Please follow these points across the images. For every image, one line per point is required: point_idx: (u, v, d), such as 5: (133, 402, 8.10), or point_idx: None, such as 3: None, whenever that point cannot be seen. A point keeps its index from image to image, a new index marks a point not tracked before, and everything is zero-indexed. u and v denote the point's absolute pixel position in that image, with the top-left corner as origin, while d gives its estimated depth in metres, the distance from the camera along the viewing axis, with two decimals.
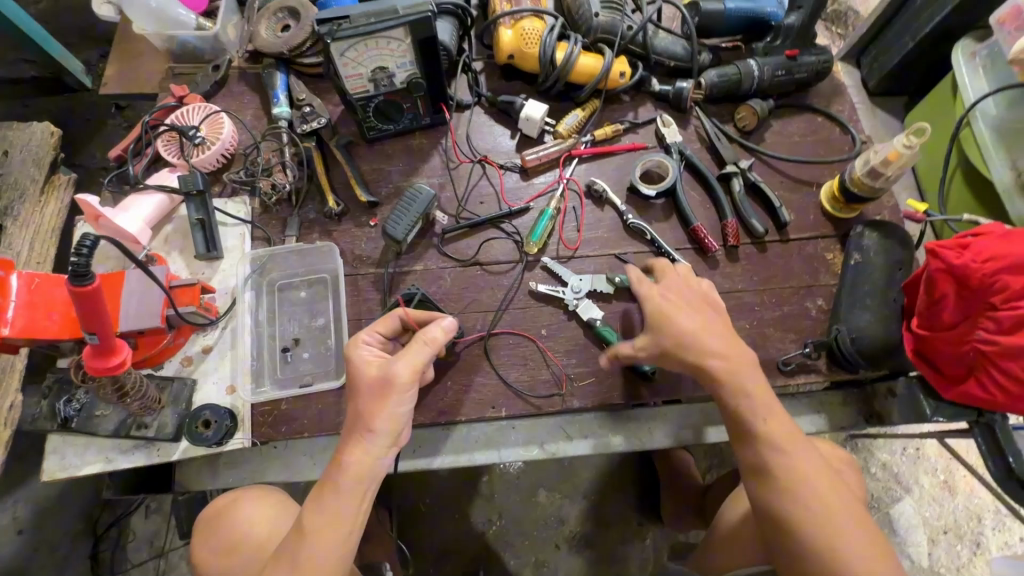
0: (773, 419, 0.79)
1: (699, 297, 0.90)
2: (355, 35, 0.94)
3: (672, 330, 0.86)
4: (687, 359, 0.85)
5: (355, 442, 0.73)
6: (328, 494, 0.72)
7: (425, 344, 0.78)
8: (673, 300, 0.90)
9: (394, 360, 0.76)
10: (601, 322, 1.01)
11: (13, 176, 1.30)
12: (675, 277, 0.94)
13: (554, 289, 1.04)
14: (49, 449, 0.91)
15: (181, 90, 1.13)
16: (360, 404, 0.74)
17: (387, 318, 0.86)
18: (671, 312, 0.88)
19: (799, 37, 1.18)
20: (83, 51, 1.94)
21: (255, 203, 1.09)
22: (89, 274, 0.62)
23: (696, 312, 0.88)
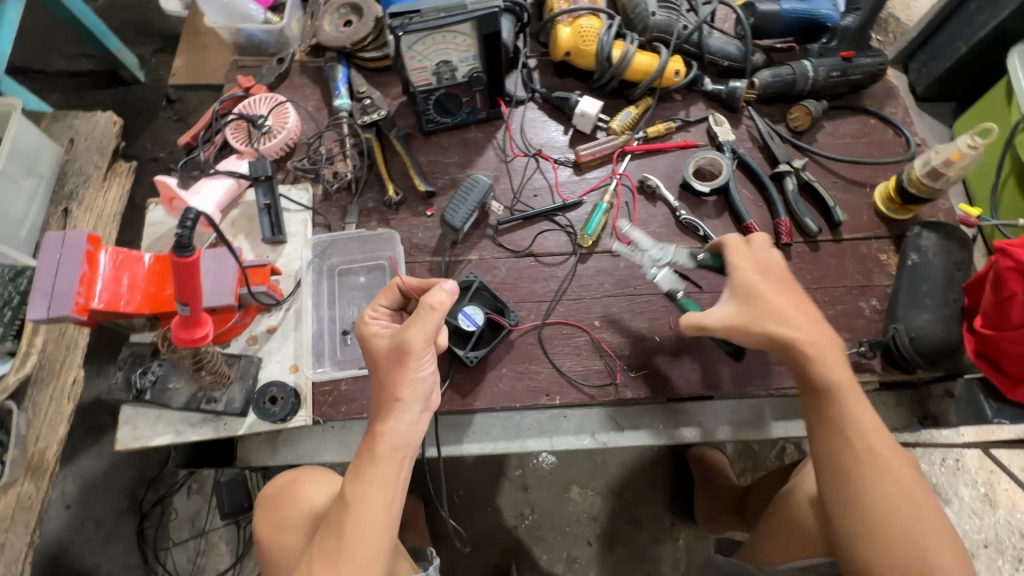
0: (845, 407, 0.79)
1: (779, 281, 0.86)
2: (424, 29, 0.97)
3: (758, 311, 0.83)
4: (776, 338, 0.81)
5: (384, 415, 0.72)
6: (365, 465, 0.71)
7: (430, 311, 0.73)
8: (759, 280, 0.86)
9: (401, 330, 0.74)
10: (683, 296, 0.99)
11: (78, 162, 1.35)
12: (760, 252, 0.90)
13: (627, 251, 1.08)
14: (122, 419, 0.94)
15: (248, 81, 1.18)
16: (383, 374, 0.74)
17: (388, 288, 0.83)
18: (760, 294, 0.84)
19: (857, 39, 1.18)
20: (139, 46, 2.01)
21: (317, 190, 1.12)
22: (190, 245, 0.66)
23: (778, 296, 0.85)
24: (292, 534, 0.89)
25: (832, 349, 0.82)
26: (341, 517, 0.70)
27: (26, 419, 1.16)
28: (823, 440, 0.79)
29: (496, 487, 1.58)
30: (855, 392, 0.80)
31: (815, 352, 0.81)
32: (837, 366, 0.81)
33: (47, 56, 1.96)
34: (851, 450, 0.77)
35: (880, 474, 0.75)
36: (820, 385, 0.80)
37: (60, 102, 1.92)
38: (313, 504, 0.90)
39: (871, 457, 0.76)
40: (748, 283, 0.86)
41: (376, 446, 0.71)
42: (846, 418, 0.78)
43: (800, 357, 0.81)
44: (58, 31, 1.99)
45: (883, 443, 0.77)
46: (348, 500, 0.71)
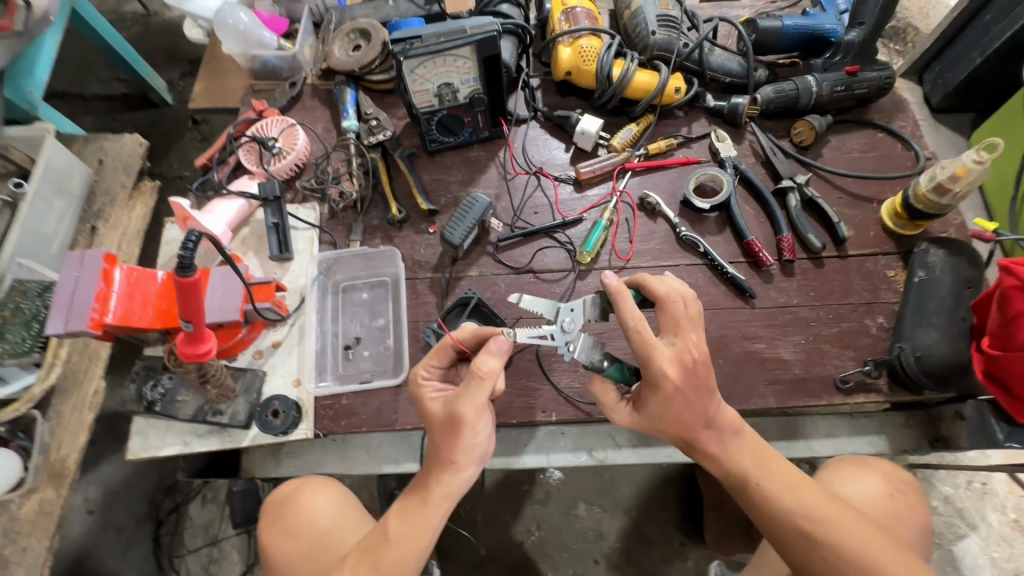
0: (765, 463, 0.78)
1: (690, 362, 0.72)
2: (425, 53, 1.00)
3: (666, 409, 0.74)
4: (689, 436, 0.76)
5: (438, 470, 0.77)
6: (414, 506, 0.78)
7: (482, 379, 0.73)
8: (673, 364, 0.72)
9: (453, 398, 0.75)
10: (610, 362, 0.77)
11: (106, 182, 1.41)
12: (670, 319, 0.74)
13: (536, 334, 0.78)
14: (134, 429, 0.98)
15: (261, 104, 1.23)
16: (437, 437, 0.77)
17: (441, 348, 0.81)
18: (672, 389, 0.71)
19: (861, 53, 1.17)
20: (168, 70, 2.11)
21: (324, 209, 1.16)
22: (192, 266, 0.69)
23: (689, 390, 0.72)
24: (300, 546, 0.90)
25: (741, 441, 0.78)
26: (381, 548, 0.78)
27: (49, 428, 1.21)
28: (787, 549, 0.74)
29: (502, 502, 1.58)
30: (789, 479, 0.76)
31: (722, 457, 0.78)
32: (754, 461, 0.78)
33: (85, 82, 2.08)
34: (808, 551, 0.72)
35: (847, 563, 0.70)
36: (748, 490, 0.77)
37: (94, 125, 2.03)
38: (323, 516, 0.91)
39: (832, 554, 0.71)
40: (660, 375, 0.71)
41: (428, 496, 0.78)
42: (793, 518, 0.73)
43: (717, 462, 0.78)
44: (95, 59, 2.10)
45: (846, 525, 0.72)
46: (391, 535, 0.78)
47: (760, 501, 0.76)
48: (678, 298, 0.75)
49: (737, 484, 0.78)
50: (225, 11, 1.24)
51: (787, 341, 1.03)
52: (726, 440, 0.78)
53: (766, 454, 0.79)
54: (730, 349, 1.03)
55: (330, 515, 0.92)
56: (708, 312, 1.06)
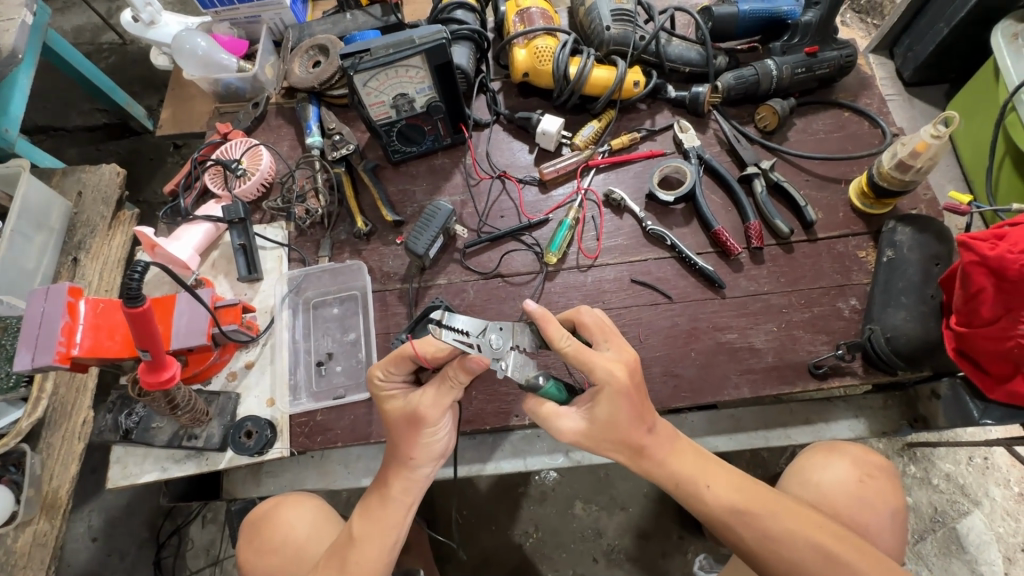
0: (708, 469, 0.76)
1: (631, 362, 0.73)
2: (375, 66, 1.00)
3: (614, 415, 0.72)
4: (635, 444, 0.74)
5: (397, 469, 0.78)
6: (373, 503, 0.79)
7: (452, 384, 0.74)
8: (616, 363, 0.72)
9: (415, 397, 0.76)
10: (546, 378, 0.73)
11: (85, 214, 1.41)
12: (596, 330, 0.77)
13: (462, 340, 0.68)
14: (113, 458, 0.99)
15: (225, 127, 1.24)
16: (395, 434, 0.78)
17: (400, 357, 0.75)
18: (622, 386, 0.70)
19: (819, 33, 1.15)
20: (148, 97, 2.13)
21: (291, 227, 1.17)
22: (140, 296, 0.70)
23: (635, 390, 0.72)
24: (280, 559, 0.91)
25: (683, 446, 0.77)
26: (348, 549, 0.78)
27: (41, 460, 1.21)
28: (747, 551, 0.72)
29: (498, 506, 1.55)
30: (736, 479, 0.75)
31: (665, 464, 0.75)
32: (697, 467, 0.76)
33: (66, 115, 2.10)
34: (766, 550, 0.71)
35: (801, 554, 0.70)
36: (700, 495, 0.75)
37: (78, 157, 2.05)
38: (301, 529, 0.93)
39: (791, 550, 0.70)
40: (608, 375, 0.70)
41: (386, 488, 0.79)
42: (748, 519, 0.72)
43: (666, 470, 0.75)
44: (74, 91, 2.13)
45: (797, 517, 0.73)
46: (355, 534, 0.78)
47: (714, 506, 0.74)
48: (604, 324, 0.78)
49: (689, 494, 0.75)
50: (184, 37, 1.26)
51: (759, 330, 1.02)
52: (670, 445, 0.76)
53: (708, 457, 0.78)
54: (701, 341, 1.02)
55: (306, 528, 0.93)
56: (679, 305, 1.05)
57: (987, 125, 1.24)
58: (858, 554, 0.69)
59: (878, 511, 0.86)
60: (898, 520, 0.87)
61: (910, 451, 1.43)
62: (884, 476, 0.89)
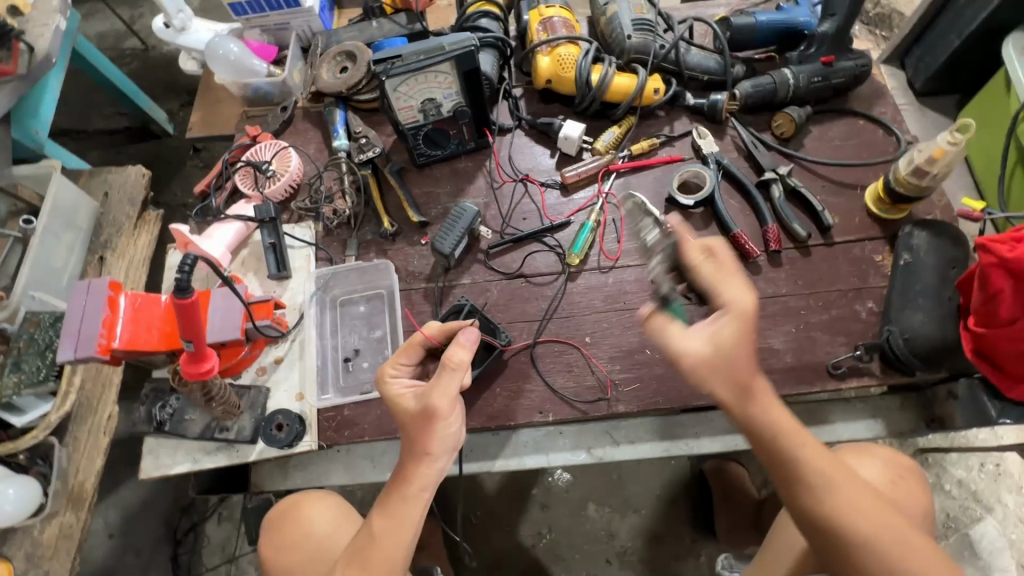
0: (806, 441, 0.68)
1: (733, 328, 0.66)
2: (406, 71, 1.03)
3: (710, 367, 0.66)
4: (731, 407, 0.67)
5: (415, 465, 0.77)
6: (397, 501, 0.77)
7: (453, 370, 0.76)
8: (727, 324, 0.66)
9: (423, 393, 0.78)
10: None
11: (112, 214, 1.45)
12: (712, 282, 0.69)
13: None
14: (145, 450, 1.01)
15: (255, 130, 1.27)
16: (410, 431, 0.78)
17: (410, 345, 0.86)
18: (711, 358, 0.66)
19: (835, 43, 1.18)
20: (169, 102, 2.18)
21: (319, 227, 1.20)
22: (189, 288, 0.73)
23: (735, 354, 0.66)
24: (299, 557, 0.93)
25: (785, 413, 0.69)
26: (369, 548, 0.76)
27: (67, 453, 1.24)
28: (816, 524, 0.68)
29: (512, 506, 1.57)
30: (824, 453, 0.69)
31: (762, 427, 0.67)
32: (797, 437, 0.68)
33: (89, 118, 2.15)
34: (842, 527, 0.66)
35: (879, 541, 0.66)
36: (790, 461, 0.67)
37: (100, 159, 2.09)
38: (319, 527, 0.95)
39: (866, 537, 0.66)
40: (698, 350, 0.67)
41: (407, 483, 0.77)
42: (834, 494, 0.67)
43: (758, 439, 0.68)
44: (98, 95, 2.18)
45: (883, 507, 0.67)
46: (377, 532, 0.77)
47: (800, 473, 0.67)
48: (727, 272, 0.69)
49: (775, 457, 0.68)
50: (216, 42, 1.30)
51: (778, 331, 1.04)
52: (774, 414, 0.68)
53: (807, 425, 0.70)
54: None
55: (326, 526, 0.95)
56: None
57: (998, 135, 1.26)
58: (932, 556, 0.66)
59: (900, 513, 0.87)
60: (917, 519, 0.87)
61: (922, 457, 1.44)
62: (904, 483, 0.91)
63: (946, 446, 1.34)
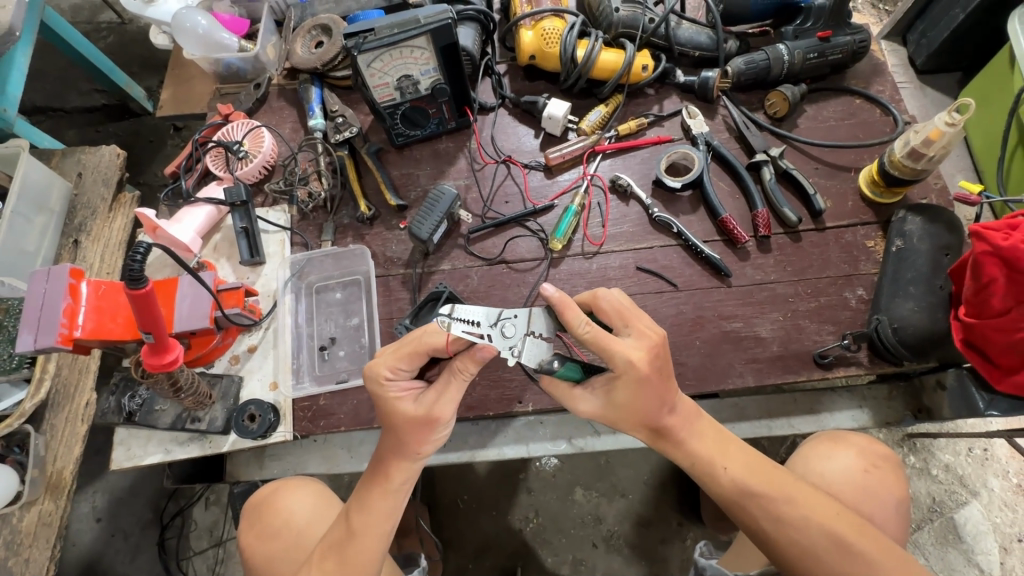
0: (723, 451, 0.77)
1: (652, 345, 0.72)
2: (380, 46, 0.98)
3: (634, 398, 0.72)
4: (653, 423, 0.75)
5: (399, 459, 0.76)
6: (374, 494, 0.77)
7: (460, 380, 0.72)
8: (636, 350, 0.71)
9: (428, 396, 0.73)
10: (561, 362, 0.73)
11: (86, 196, 1.40)
12: (615, 314, 0.74)
13: (471, 330, 0.70)
14: (117, 440, 0.99)
15: (227, 108, 1.22)
16: (398, 432, 0.74)
17: (414, 352, 0.73)
18: (640, 376, 0.70)
19: (832, 17, 1.13)
20: (146, 78, 2.10)
21: (294, 211, 1.15)
22: (142, 277, 0.69)
23: (654, 377, 0.71)
24: (279, 546, 0.91)
25: (704, 427, 0.78)
26: (347, 543, 0.75)
27: (45, 441, 1.20)
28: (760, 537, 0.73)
29: (499, 492, 1.56)
30: (749, 458, 0.76)
31: (684, 444, 0.77)
32: (715, 445, 0.77)
33: (65, 96, 2.08)
34: (778, 532, 0.71)
35: (814, 539, 0.70)
36: (716, 475, 0.75)
37: (77, 138, 2.02)
38: (299, 516, 0.92)
39: (804, 534, 0.70)
40: (626, 362, 0.70)
41: (388, 477, 0.76)
42: (762, 501, 0.73)
43: (684, 448, 0.77)
44: (73, 72, 2.10)
45: (813, 505, 0.72)
46: (356, 528, 0.76)
47: (728, 488, 0.74)
48: (628, 312, 0.74)
49: (705, 474, 0.76)
50: (183, 15, 1.24)
51: (765, 319, 1.01)
52: (690, 426, 0.77)
53: (729, 439, 0.79)
54: (707, 330, 1.01)
55: (305, 513, 0.93)
56: (684, 293, 1.04)
57: (1000, 115, 1.21)
58: (871, 543, 0.69)
59: (881, 504, 0.86)
60: (900, 510, 0.87)
61: (910, 442, 1.43)
62: (887, 468, 0.89)
63: (934, 432, 1.32)
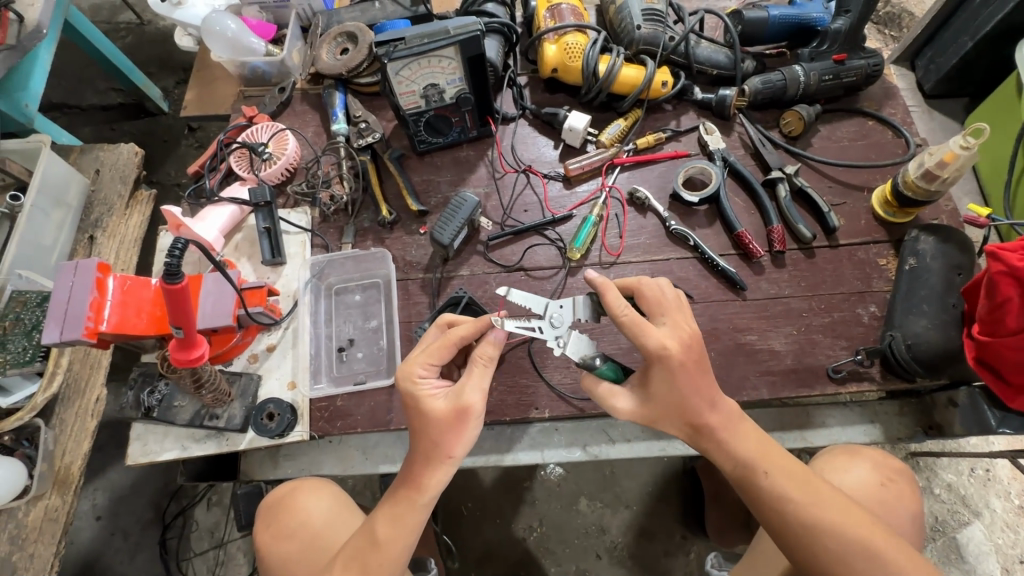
0: (765, 452, 0.76)
1: (686, 337, 0.73)
2: (410, 55, 1.00)
3: (669, 389, 0.74)
4: (694, 421, 0.75)
5: (430, 466, 0.75)
6: (403, 505, 0.76)
7: (483, 365, 0.75)
8: (670, 338, 0.72)
9: (457, 390, 0.74)
10: (602, 359, 0.82)
11: (103, 192, 1.41)
12: (652, 303, 0.76)
13: (525, 325, 0.78)
14: (133, 435, 1.00)
15: (251, 111, 1.25)
16: (436, 434, 0.74)
17: (443, 344, 0.77)
18: (674, 362, 0.71)
19: (848, 41, 1.16)
20: (163, 79, 2.13)
21: (315, 213, 1.17)
22: (179, 273, 0.70)
23: (690, 364, 0.72)
24: (294, 547, 0.90)
25: (746, 429, 0.77)
26: (371, 553, 0.75)
27: (54, 435, 1.20)
28: (790, 545, 0.72)
29: (503, 499, 1.56)
30: (790, 465, 0.75)
31: (722, 441, 0.76)
32: (759, 450, 0.76)
33: (82, 93, 2.10)
34: (813, 539, 0.70)
35: (848, 547, 0.69)
36: (754, 480, 0.74)
37: (92, 135, 2.04)
38: (316, 517, 0.92)
39: (836, 540, 0.70)
40: (660, 349, 0.71)
41: (419, 488, 0.75)
42: (797, 506, 0.72)
43: (725, 449, 0.76)
44: (91, 70, 2.12)
45: (842, 511, 0.71)
46: (380, 538, 0.76)
47: (768, 492, 0.73)
48: (664, 302, 0.76)
49: (746, 479, 0.75)
50: (214, 18, 1.26)
51: (778, 332, 1.03)
52: (731, 425, 0.76)
53: (770, 443, 0.77)
54: (721, 341, 1.03)
55: (323, 515, 0.93)
56: (699, 305, 1.06)
57: (1007, 141, 1.24)
58: (902, 554, 0.69)
59: (895, 513, 0.87)
60: (914, 523, 0.88)
61: (913, 460, 1.45)
62: (900, 481, 0.90)
63: (938, 451, 1.34)
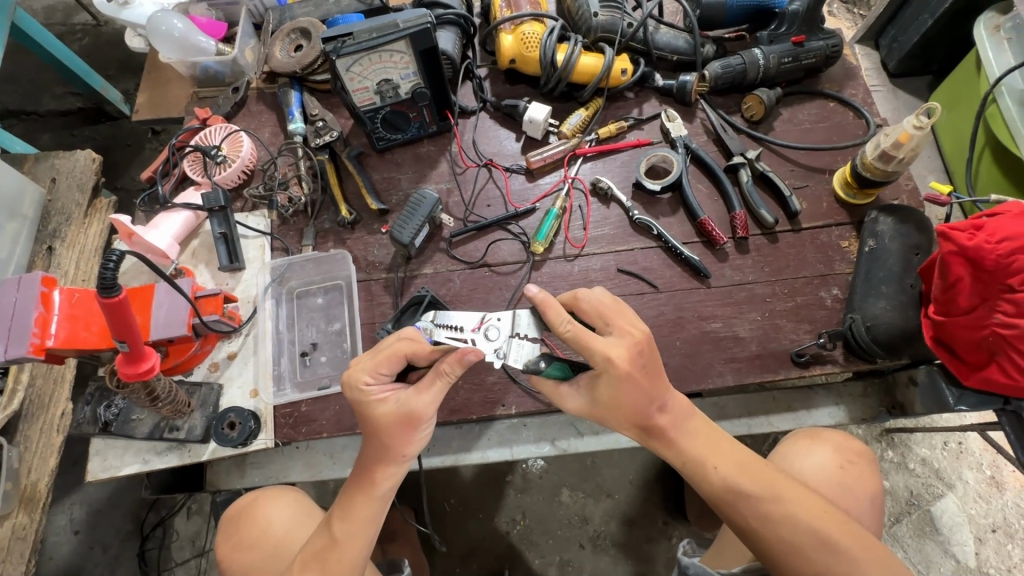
0: (717, 451, 0.76)
1: (635, 343, 0.72)
2: (358, 51, 0.98)
3: (615, 396, 0.73)
4: (644, 422, 0.75)
5: (383, 466, 0.74)
6: (357, 501, 0.75)
7: (443, 379, 0.72)
8: (618, 347, 0.71)
9: (410, 396, 0.72)
10: (549, 362, 0.74)
11: (60, 202, 1.36)
12: (595, 313, 0.75)
13: (456, 335, 0.75)
14: (92, 451, 0.97)
15: (204, 113, 1.21)
16: (386, 436, 0.73)
17: (393, 354, 0.72)
18: (622, 373, 0.70)
19: (806, 22, 1.15)
20: (123, 81, 2.06)
21: (274, 216, 1.15)
22: (115, 286, 0.68)
23: (638, 372, 0.71)
24: (257, 556, 0.90)
25: (696, 425, 0.77)
26: (329, 552, 0.74)
27: (18, 453, 1.15)
28: (748, 537, 0.73)
29: (486, 494, 1.56)
30: (743, 458, 0.76)
31: (675, 440, 0.76)
32: (710, 447, 0.76)
33: (39, 99, 2.03)
34: (768, 531, 0.71)
35: (803, 537, 0.70)
36: (708, 477, 0.75)
37: (51, 142, 1.98)
38: (279, 525, 0.91)
39: (790, 530, 0.70)
40: (607, 360, 0.70)
41: (372, 485, 0.75)
42: (753, 501, 0.72)
43: (677, 449, 0.76)
44: (47, 75, 2.05)
45: (797, 500, 0.72)
46: (338, 537, 0.75)
47: (720, 487, 0.74)
48: (609, 315, 0.75)
49: (699, 475, 0.76)
50: (159, 17, 1.22)
51: (743, 318, 1.03)
52: (681, 423, 0.76)
53: (721, 436, 0.78)
54: (687, 330, 1.03)
55: (284, 523, 0.92)
56: (664, 294, 1.05)
57: (969, 116, 1.25)
58: (851, 537, 0.70)
59: (855, 499, 0.88)
60: (874, 504, 0.89)
61: (888, 437, 1.47)
62: (861, 463, 0.91)
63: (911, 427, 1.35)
